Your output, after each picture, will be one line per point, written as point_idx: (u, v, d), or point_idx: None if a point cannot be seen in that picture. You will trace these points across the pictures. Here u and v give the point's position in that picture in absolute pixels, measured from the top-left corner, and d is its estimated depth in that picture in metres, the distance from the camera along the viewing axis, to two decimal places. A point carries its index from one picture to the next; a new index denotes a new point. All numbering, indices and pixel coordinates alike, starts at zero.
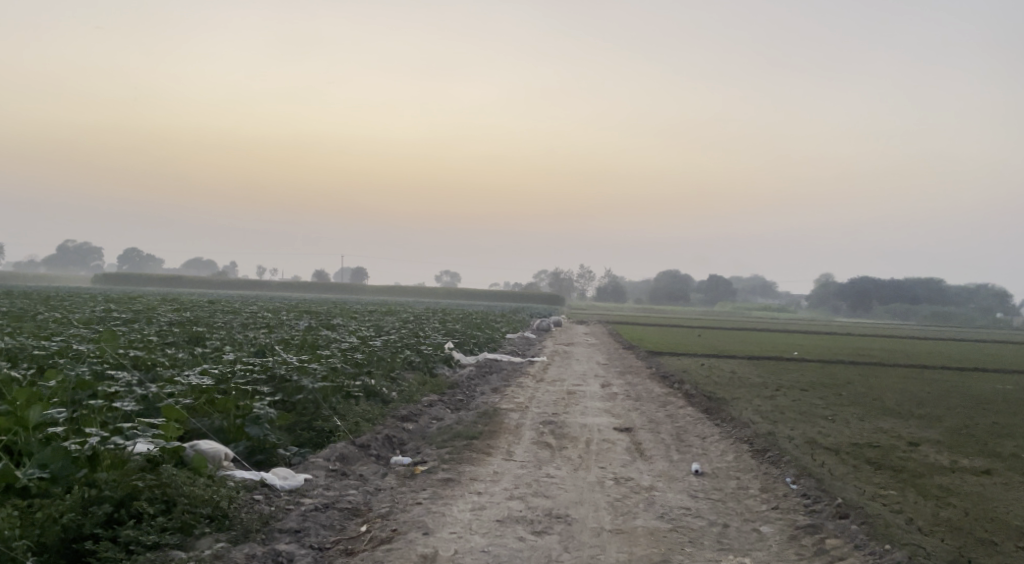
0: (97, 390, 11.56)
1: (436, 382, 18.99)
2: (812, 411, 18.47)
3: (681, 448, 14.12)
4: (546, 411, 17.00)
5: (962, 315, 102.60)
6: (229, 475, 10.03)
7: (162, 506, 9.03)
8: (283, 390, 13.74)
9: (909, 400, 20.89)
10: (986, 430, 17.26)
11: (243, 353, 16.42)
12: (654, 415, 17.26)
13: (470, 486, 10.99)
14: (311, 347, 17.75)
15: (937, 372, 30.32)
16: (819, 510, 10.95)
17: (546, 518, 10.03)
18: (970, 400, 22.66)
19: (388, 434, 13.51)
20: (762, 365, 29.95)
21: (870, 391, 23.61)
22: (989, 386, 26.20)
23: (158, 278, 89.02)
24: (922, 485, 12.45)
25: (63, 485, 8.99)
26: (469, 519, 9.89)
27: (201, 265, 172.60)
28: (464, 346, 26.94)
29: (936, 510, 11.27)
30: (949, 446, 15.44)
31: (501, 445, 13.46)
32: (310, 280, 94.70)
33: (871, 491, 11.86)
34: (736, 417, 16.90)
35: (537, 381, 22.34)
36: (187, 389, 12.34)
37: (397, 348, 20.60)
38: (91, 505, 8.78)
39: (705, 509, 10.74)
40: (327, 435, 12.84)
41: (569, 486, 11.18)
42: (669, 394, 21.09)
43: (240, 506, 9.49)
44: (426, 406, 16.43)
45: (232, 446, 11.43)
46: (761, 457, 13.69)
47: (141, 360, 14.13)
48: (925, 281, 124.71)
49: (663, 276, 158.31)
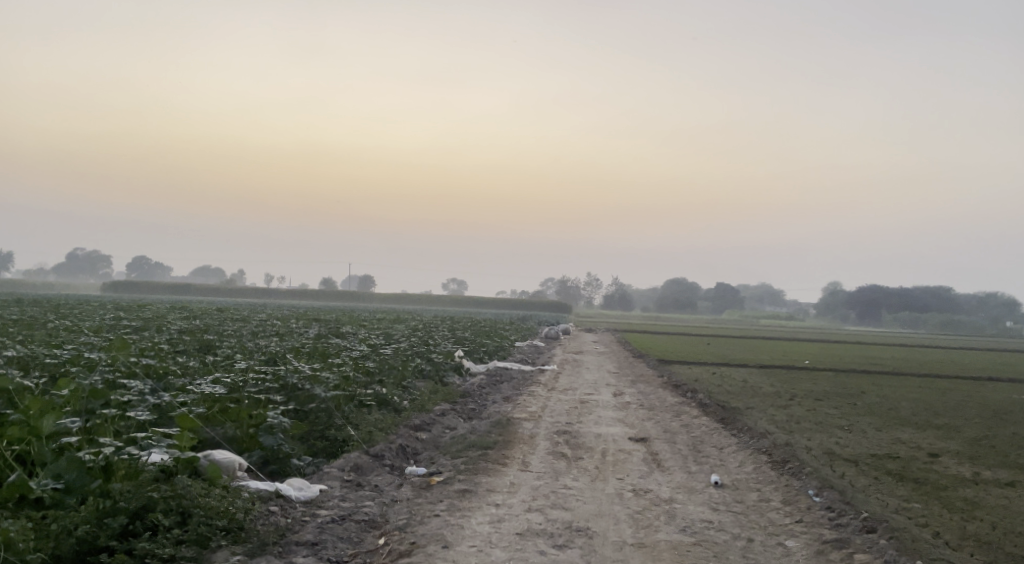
0: (109, 398, 11.46)
1: (448, 391, 18.82)
2: (829, 421, 18.26)
3: (699, 459, 13.95)
4: (560, 420, 16.83)
5: (972, 323, 102.19)
6: (243, 485, 9.90)
7: (178, 518, 8.89)
8: (296, 398, 13.61)
9: (926, 412, 20.69)
10: (1007, 441, 17.05)
11: (254, 361, 16.30)
12: (669, 425, 17.07)
13: (488, 498, 10.84)
14: (322, 355, 17.63)
15: (952, 381, 30.05)
16: (845, 524, 10.79)
17: (567, 531, 9.88)
18: (988, 410, 22.44)
19: (402, 444, 13.38)
20: (775, 374, 29.71)
21: (885, 401, 23.42)
22: (1006, 396, 25.92)
23: (166, 286, 88.72)
24: (947, 497, 12.27)
25: (77, 496, 8.87)
26: (488, 532, 9.74)
27: (209, 273, 172.88)
28: (475, 354, 26.77)
29: (964, 524, 11.10)
30: (970, 457, 15.25)
31: (516, 455, 13.31)
32: (317, 290, 94.52)
33: (896, 504, 11.69)
34: (752, 427, 16.72)
35: (548, 390, 22.18)
36: (200, 398, 12.23)
37: (408, 357, 20.46)
38: (105, 517, 8.66)
39: (728, 522, 10.59)
40: (340, 445, 12.69)
41: (588, 498, 11.03)
42: (682, 403, 20.88)
43: (257, 518, 9.37)
44: (439, 415, 16.29)
45: (245, 456, 11.30)
46: (781, 469, 13.52)
47: (153, 369, 14.02)
48: (935, 290, 123.93)
49: (670, 284, 157.83)
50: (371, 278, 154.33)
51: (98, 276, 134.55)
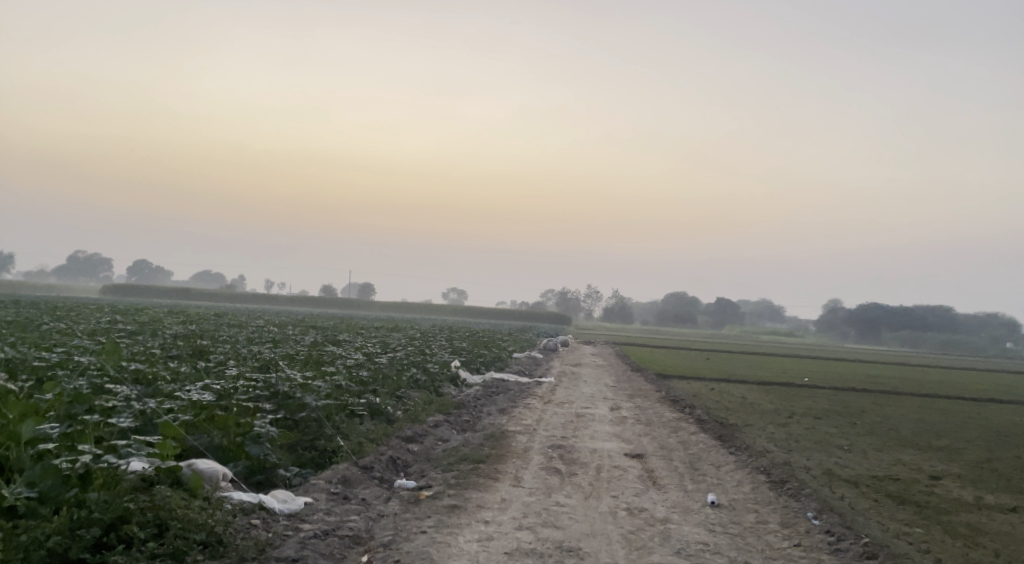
0: (94, 404, 11.16)
1: (443, 402, 18.50)
2: (829, 440, 17.92)
3: (696, 478, 13.65)
4: (554, 434, 16.52)
5: (972, 343, 101.88)
6: (226, 497, 9.63)
7: (154, 531, 8.62)
8: (286, 407, 13.30)
9: (926, 433, 20.38)
10: (1008, 465, 16.74)
11: (247, 368, 15.99)
12: (666, 442, 16.77)
13: (477, 514, 10.56)
14: (316, 363, 17.32)
15: (955, 402, 29.64)
16: (844, 549, 10.52)
17: (557, 551, 9.59)
18: (990, 433, 22.07)
19: (392, 456, 13.07)
20: (775, 391, 29.33)
21: (886, 421, 23.11)
22: (1009, 419, 25.54)
23: (165, 289, 88.03)
24: (948, 523, 11.97)
25: (51, 505, 8.61)
26: (476, 551, 9.45)
27: (210, 279, 172.77)
28: (471, 365, 26.40)
29: (966, 550, 10.84)
30: (972, 481, 14.95)
31: (509, 470, 13.03)
32: (315, 297, 94.00)
33: (897, 527, 11.43)
34: (750, 445, 16.41)
35: (545, 403, 21.85)
36: (187, 405, 11.91)
37: (403, 366, 20.09)
38: (79, 528, 8.38)
39: (724, 545, 10.30)
40: (329, 455, 12.38)
41: (580, 517, 10.75)
42: (680, 419, 20.51)
43: (236, 531, 9.11)
44: (432, 426, 15.96)
45: (230, 465, 10.99)
46: (779, 489, 13.22)
47: (143, 374, 13.71)
48: (936, 309, 123.33)
49: (670, 298, 157.38)
50: (371, 287, 154.26)
51: (97, 279, 134.65)
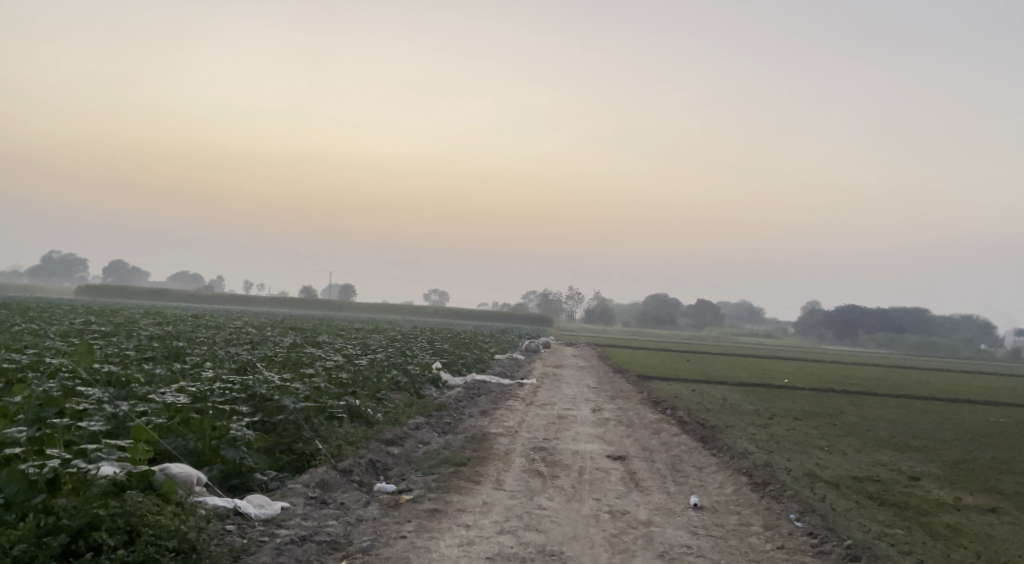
0: (64, 407, 10.90)
1: (423, 404, 18.25)
2: (809, 441, 17.82)
3: (678, 480, 13.51)
4: (536, 437, 16.34)
5: (947, 344, 102.60)
6: (200, 502, 9.42)
7: (124, 537, 8.37)
8: (263, 410, 13.05)
9: (906, 435, 20.35)
10: (986, 466, 16.70)
11: (223, 370, 15.70)
12: (648, 443, 16.62)
13: (458, 518, 10.37)
14: (294, 365, 17.06)
15: (932, 403, 29.68)
16: (827, 551, 10.39)
17: (539, 556, 9.41)
18: (967, 434, 22.06)
19: (372, 459, 12.85)
20: (754, 393, 29.33)
21: (865, 422, 23.08)
22: (985, 420, 25.54)
23: (142, 290, 86.91)
24: (929, 524, 11.86)
25: (17, 512, 8.40)
26: (456, 556, 9.26)
27: (188, 280, 171.32)
28: (452, 367, 26.15)
29: (947, 551, 10.74)
30: (952, 481, 14.90)
31: (491, 472, 12.84)
32: (294, 298, 93.38)
33: (878, 529, 11.32)
34: (732, 447, 16.29)
35: (526, 405, 21.66)
36: (162, 408, 11.66)
37: (383, 368, 19.84)
38: (46, 535, 8.14)
39: (707, 547, 10.15)
40: (307, 459, 12.15)
41: (563, 520, 10.58)
42: (661, 420, 20.35)
43: (210, 537, 8.89)
44: (413, 429, 15.75)
45: (205, 469, 10.75)
46: (761, 490, 13.09)
47: (116, 377, 13.39)
48: (912, 311, 124.13)
49: (650, 299, 157.79)
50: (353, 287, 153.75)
51: (71, 278, 133.06)
